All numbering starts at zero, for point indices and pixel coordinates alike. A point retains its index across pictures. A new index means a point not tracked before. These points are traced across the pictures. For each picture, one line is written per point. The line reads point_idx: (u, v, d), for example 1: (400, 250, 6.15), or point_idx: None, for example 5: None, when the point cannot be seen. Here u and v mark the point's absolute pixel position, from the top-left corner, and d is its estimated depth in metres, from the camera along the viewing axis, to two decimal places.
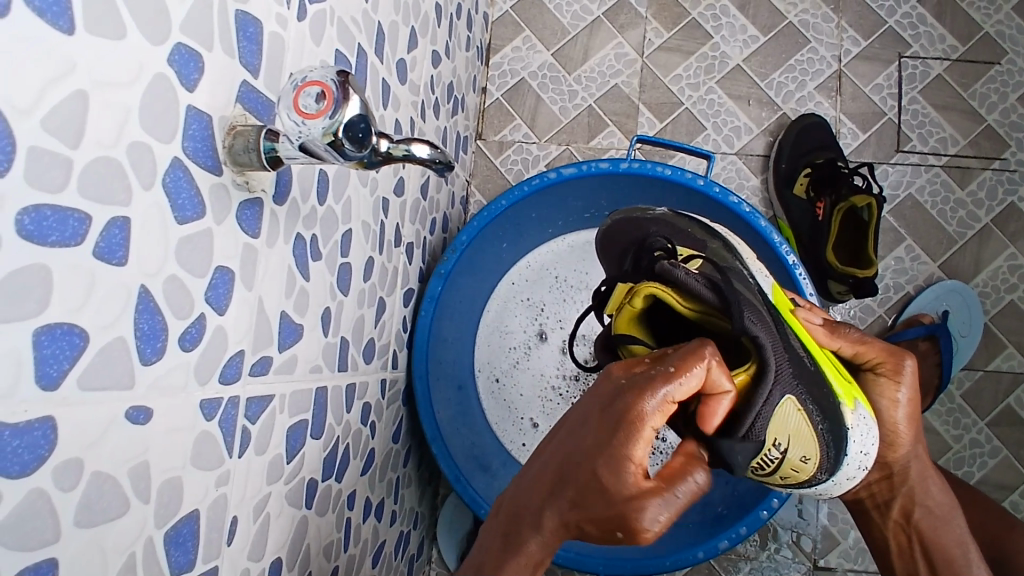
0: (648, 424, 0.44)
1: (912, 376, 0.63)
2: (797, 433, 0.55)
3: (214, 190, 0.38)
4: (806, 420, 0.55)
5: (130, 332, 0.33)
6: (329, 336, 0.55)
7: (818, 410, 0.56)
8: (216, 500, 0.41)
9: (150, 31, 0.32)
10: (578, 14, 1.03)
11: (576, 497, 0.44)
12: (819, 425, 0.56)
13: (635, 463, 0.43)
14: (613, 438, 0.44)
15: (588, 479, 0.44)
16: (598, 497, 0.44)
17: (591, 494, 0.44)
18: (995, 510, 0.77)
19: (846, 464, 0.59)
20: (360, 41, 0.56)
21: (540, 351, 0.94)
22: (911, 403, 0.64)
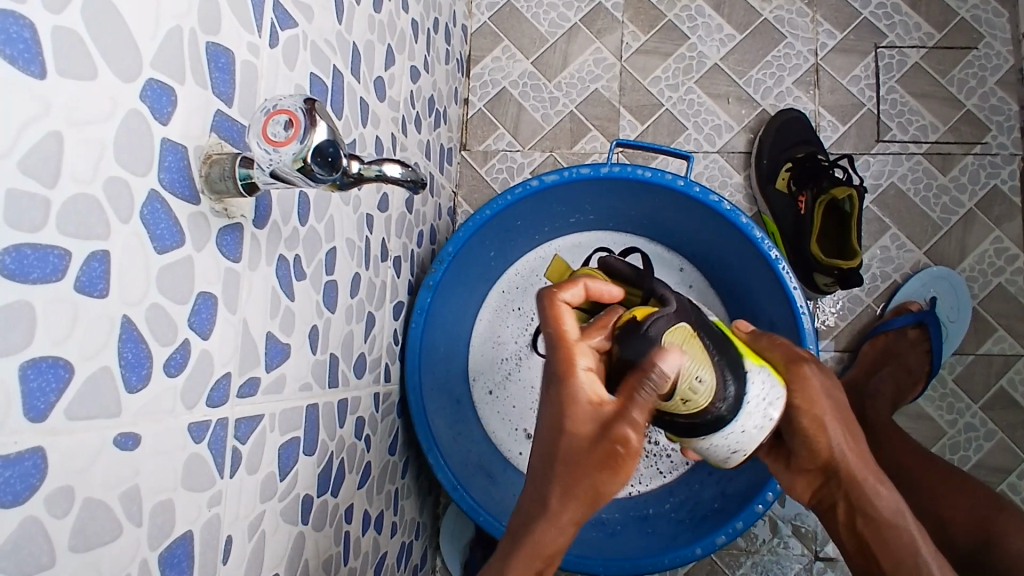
0: (572, 358, 0.56)
1: (815, 382, 0.65)
2: (693, 348, 0.58)
3: (193, 219, 0.39)
4: (702, 344, 0.59)
5: (115, 361, 0.34)
6: (317, 354, 0.56)
7: (715, 346, 0.60)
8: (209, 520, 0.42)
9: (122, 70, 0.33)
10: (555, 21, 1.04)
11: (560, 457, 0.54)
12: (717, 356, 0.59)
13: (587, 397, 0.54)
14: (558, 392, 0.55)
15: (559, 439, 0.54)
16: (575, 444, 0.54)
17: (569, 447, 0.54)
18: (993, 497, 0.75)
19: (746, 403, 0.61)
20: (335, 63, 0.57)
21: (531, 364, 0.94)
22: (823, 402, 0.65)
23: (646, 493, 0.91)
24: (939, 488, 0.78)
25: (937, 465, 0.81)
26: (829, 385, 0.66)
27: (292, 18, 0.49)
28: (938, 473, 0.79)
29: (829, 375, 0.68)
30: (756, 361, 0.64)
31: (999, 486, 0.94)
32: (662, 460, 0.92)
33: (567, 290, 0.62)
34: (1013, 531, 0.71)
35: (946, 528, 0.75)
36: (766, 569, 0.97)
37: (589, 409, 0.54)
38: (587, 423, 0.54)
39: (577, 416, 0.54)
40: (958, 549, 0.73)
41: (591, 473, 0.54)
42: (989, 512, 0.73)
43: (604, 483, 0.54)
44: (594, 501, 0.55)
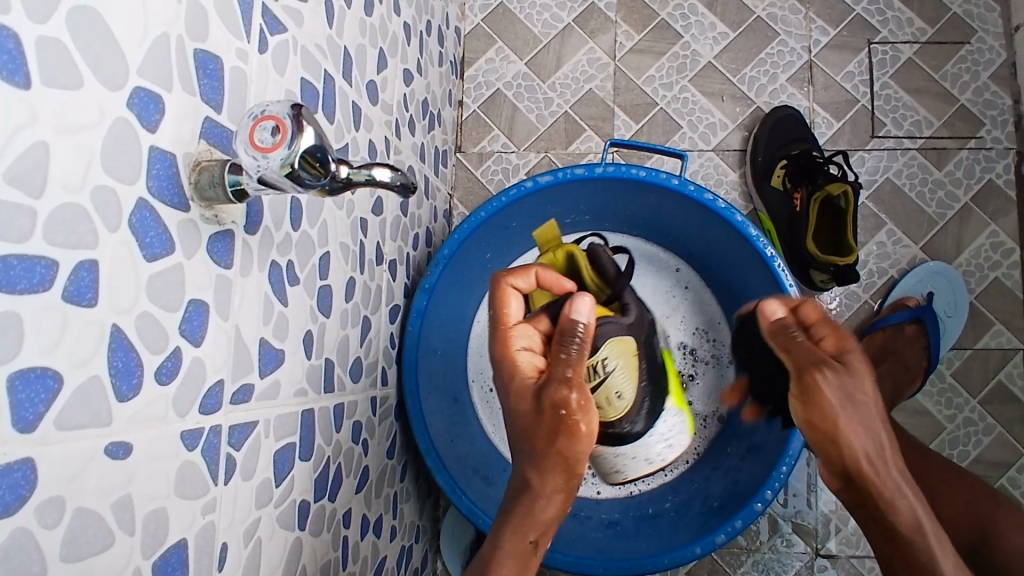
0: (511, 348, 0.65)
1: (839, 378, 0.61)
2: (626, 368, 0.79)
3: (183, 226, 0.39)
4: (636, 369, 0.81)
5: (105, 369, 0.34)
6: (312, 359, 0.56)
7: (649, 382, 0.84)
8: (204, 527, 0.42)
9: (108, 78, 0.33)
10: (549, 22, 1.04)
11: (524, 435, 0.60)
12: (643, 384, 0.83)
13: (526, 375, 0.62)
14: (505, 378, 0.63)
15: (518, 421, 0.60)
16: (528, 417, 0.60)
17: (527, 423, 0.60)
18: (991, 493, 0.76)
19: (653, 433, 0.86)
20: (326, 67, 0.57)
21: None
22: (844, 407, 0.60)
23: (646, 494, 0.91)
24: (937, 486, 0.78)
25: (930, 458, 0.81)
26: (850, 390, 0.61)
27: (281, 22, 0.49)
28: (933, 469, 0.79)
29: (858, 370, 0.62)
30: (678, 406, 0.89)
31: (999, 481, 0.94)
32: None
33: (518, 278, 0.71)
34: (1010, 526, 0.71)
35: (940, 521, 0.75)
36: (767, 568, 0.97)
37: (527, 380, 0.61)
38: (528, 392, 0.60)
39: (519, 389, 0.61)
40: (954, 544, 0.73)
41: (549, 435, 0.58)
42: (985, 509, 0.74)
43: (563, 443, 0.57)
44: (567, 465, 0.58)
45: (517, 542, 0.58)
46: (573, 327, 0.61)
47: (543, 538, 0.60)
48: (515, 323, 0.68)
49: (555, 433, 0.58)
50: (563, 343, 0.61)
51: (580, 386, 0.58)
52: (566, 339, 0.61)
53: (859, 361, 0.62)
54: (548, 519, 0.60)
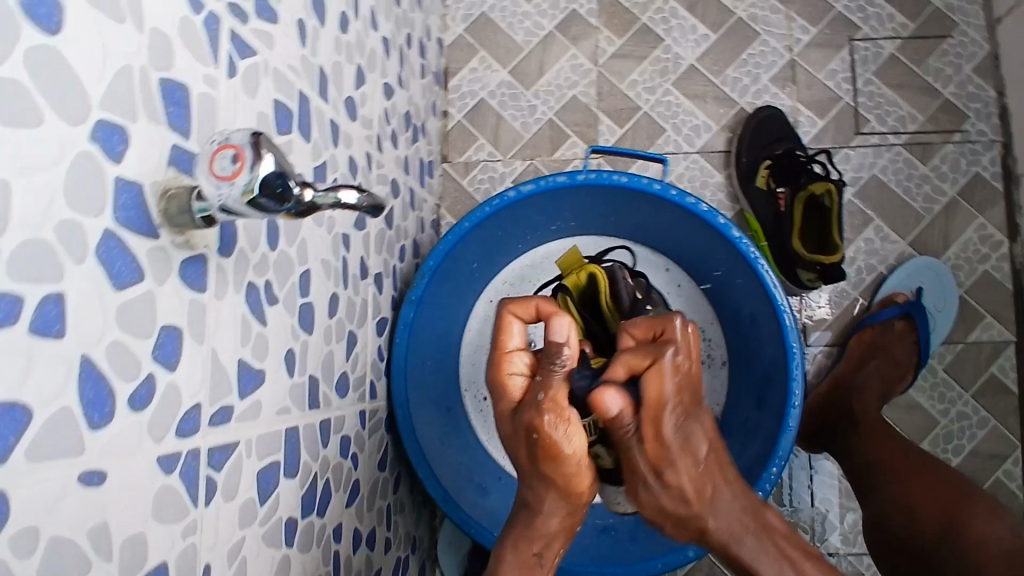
0: (506, 376, 0.62)
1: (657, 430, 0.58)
2: None
3: (152, 254, 0.40)
4: None
5: (75, 401, 0.34)
6: (294, 377, 0.56)
7: None
8: (185, 549, 0.43)
9: (68, 114, 0.34)
10: (530, 30, 1.04)
11: (520, 458, 0.61)
12: None
13: (512, 397, 0.61)
14: (497, 401, 0.62)
15: (513, 442, 0.61)
16: (516, 439, 0.60)
17: (518, 446, 0.61)
18: (964, 484, 0.76)
19: None
20: (300, 87, 0.58)
21: None
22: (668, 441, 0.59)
23: None
24: (912, 483, 0.78)
25: (909, 457, 0.81)
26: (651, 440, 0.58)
27: (251, 46, 0.50)
28: (910, 466, 0.80)
29: (684, 458, 0.60)
30: None
31: (995, 474, 0.94)
32: None
33: (521, 309, 0.63)
34: (980, 517, 0.72)
35: (914, 517, 0.76)
36: None
37: (510, 405, 0.61)
38: (509, 416, 0.61)
39: (503, 412, 0.62)
40: (925, 538, 0.74)
41: (534, 461, 0.60)
42: (955, 501, 0.74)
43: (546, 468, 0.59)
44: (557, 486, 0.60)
45: (522, 550, 0.63)
46: (556, 350, 0.59)
47: (549, 547, 0.64)
48: (512, 351, 0.63)
49: (538, 458, 0.59)
50: (544, 365, 0.59)
51: (552, 411, 0.56)
52: (545, 364, 0.59)
53: (682, 456, 0.60)
54: (556, 529, 0.63)
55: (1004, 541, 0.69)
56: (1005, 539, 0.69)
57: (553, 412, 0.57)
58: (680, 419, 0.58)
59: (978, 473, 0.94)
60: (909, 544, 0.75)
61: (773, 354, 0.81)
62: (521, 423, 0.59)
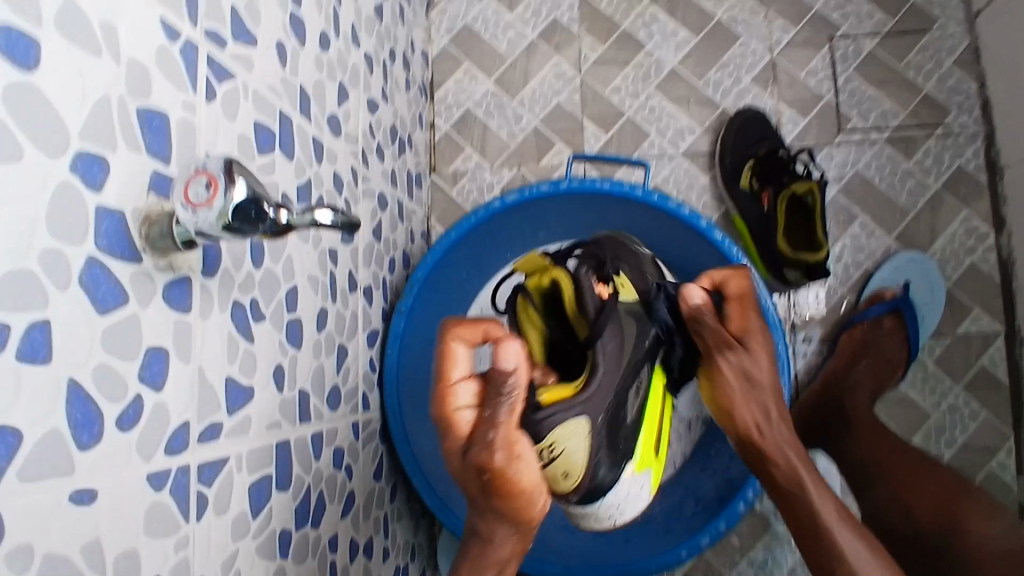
0: (451, 407, 0.58)
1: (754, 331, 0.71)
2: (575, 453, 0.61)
3: (135, 278, 0.41)
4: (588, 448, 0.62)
5: (64, 423, 0.35)
6: (285, 392, 0.57)
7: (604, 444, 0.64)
8: (177, 564, 0.44)
9: (48, 146, 0.35)
10: (514, 40, 1.06)
11: (469, 492, 0.60)
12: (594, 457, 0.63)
13: (460, 428, 0.58)
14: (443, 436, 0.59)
15: (461, 477, 0.59)
16: (466, 474, 0.58)
17: (467, 481, 0.58)
18: (958, 481, 0.79)
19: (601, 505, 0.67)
20: (282, 107, 0.59)
21: None
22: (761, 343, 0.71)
23: None
24: (905, 479, 0.80)
25: (906, 454, 0.83)
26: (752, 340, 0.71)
27: (229, 70, 0.51)
28: (906, 464, 0.82)
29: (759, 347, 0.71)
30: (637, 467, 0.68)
31: (988, 465, 0.94)
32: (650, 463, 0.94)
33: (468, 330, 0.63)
34: (976, 517, 0.75)
35: (911, 515, 0.78)
36: (763, 566, 0.97)
37: (458, 442, 0.58)
38: (457, 452, 0.58)
39: (450, 448, 0.59)
40: (923, 536, 0.76)
41: (486, 494, 0.58)
42: (952, 500, 0.77)
43: (502, 503, 0.58)
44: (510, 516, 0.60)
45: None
46: (503, 380, 0.57)
47: (503, 571, 0.64)
48: (457, 380, 0.60)
49: (492, 493, 0.58)
50: (493, 396, 0.57)
51: (506, 448, 0.56)
52: (494, 393, 0.57)
53: (759, 343, 0.71)
54: (508, 555, 0.63)
55: (998, 540, 0.72)
56: (1002, 537, 0.72)
57: (504, 448, 0.56)
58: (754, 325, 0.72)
59: (971, 464, 0.94)
60: (908, 540, 0.77)
61: None
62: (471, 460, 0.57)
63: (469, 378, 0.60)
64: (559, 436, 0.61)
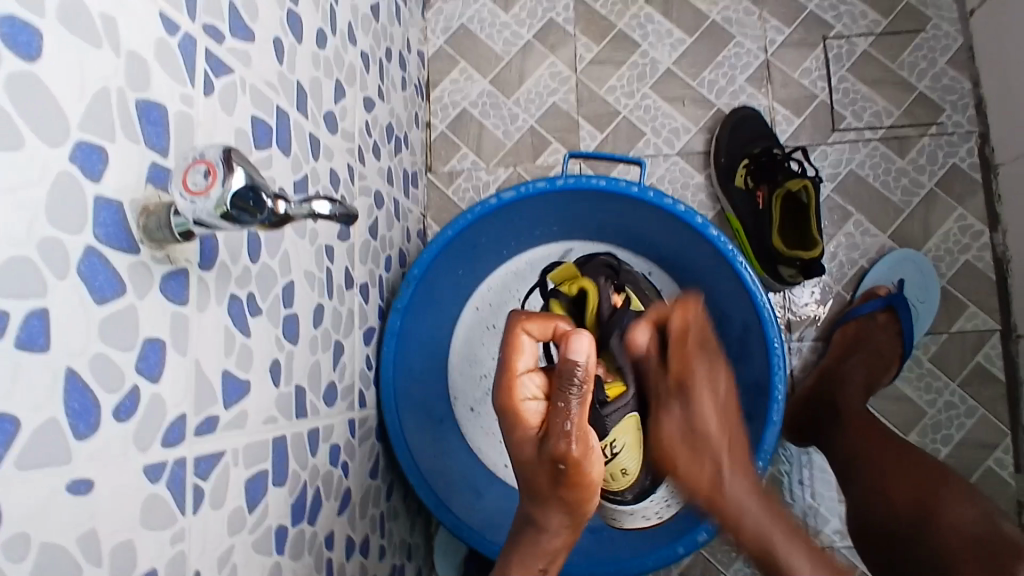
0: (515, 399, 0.64)
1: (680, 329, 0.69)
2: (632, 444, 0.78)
3: (133, 268, 0.41)
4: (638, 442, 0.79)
5: (61, 411, 0.35)
6: (281, 387, 0.57)
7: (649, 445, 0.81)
8: (174, 556, 0.44)
9: (48, 134, 0.35)
10: (509, 40, 1.06)
11: (528, 480, 0.62)
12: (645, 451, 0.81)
13: (529, 422, 0.62)
14: (508, 425, 0.63)
15: (524, 468, 0.62)
16: (535, 464, 0.61)
17: (534, 472, 0.61)
18: (942, 470, 0.77)
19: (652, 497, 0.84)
20: (279, 103, 0.59)
21: None
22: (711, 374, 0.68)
23: None
24: (887, 469, 0.79)
25: (892, 446, 0.82)
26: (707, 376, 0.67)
27: (226, 65, 0.51)
28: (891, 453, 0.81)
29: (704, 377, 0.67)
30: None
31: (985, 462, 0.95)
32: None
33: (534, 324, 0.69)
34: (954, 503, 0.72)
35: (891, 504, 0.77)
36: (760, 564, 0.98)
37: (528, 432, 0.62)
38: (529, 441, 0.61)
39: (522, 438, 0.62)
40: (902, 524, 0.74)
41: (556, 484, 0.61)
42: (932, 487, 0.75)
43: (565, 491, 0.60)
44: (571, 506, 0.62)
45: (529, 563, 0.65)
46: (572, 372, 0.57)
47: (553, 560, 0.67)
48: (523, 371, 0.66)
49: (560, 483, 0.60)
50: (564, 389, 0.58)
51: (581, 441, 0.58)
52: (565, 386, 0.58)
53: (698, 371, 0.68)
54: (558, 546, 0.65)
55: (971, 528, 0.69)
56: (978, 524, 0.70)
57: (579, 441, 0.58)
58: (699, 356, 0.68)
59: (967, 461, 0.95)
60: (886, 527, 0.76)
61: (757, 350, 0.82)
62: (545, 451, 0.60)
63: (533, 370, 0.67)
64: (618, 434, 0.77)
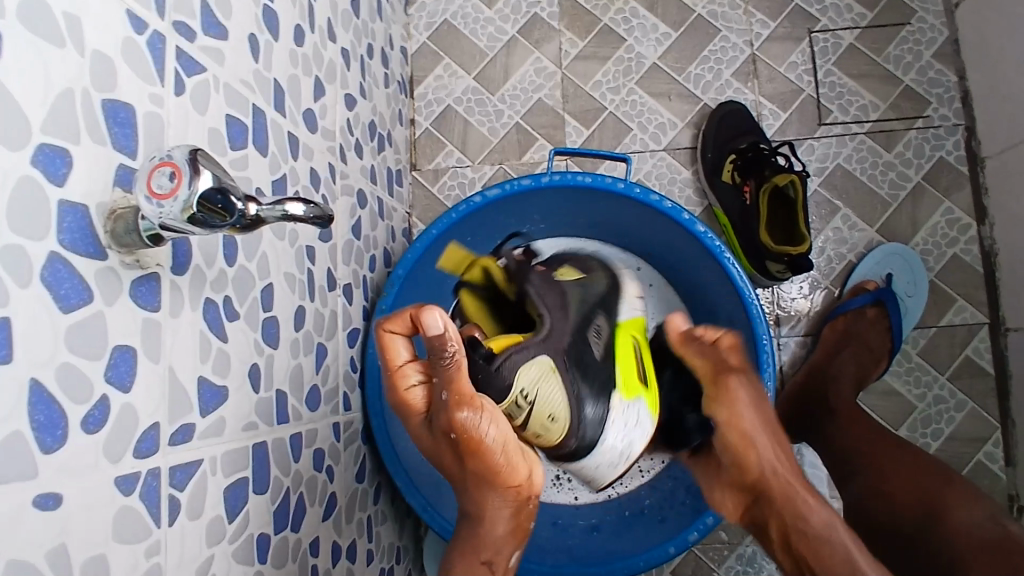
0: (398, 390, 0.61)
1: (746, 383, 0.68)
2: (546, 385, 0.67)
3: (100, 275, 0.39)
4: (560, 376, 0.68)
5: (26, 425, 0.34)
6: (261, 393, 0.56)
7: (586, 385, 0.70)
8: (149, 570, 0.42)
9: (9, 138, 0.34)
10: (493, 35, 1.05)
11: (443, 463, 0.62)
12: (575, 387, 0.69)
13: (415, 409, 0.61)
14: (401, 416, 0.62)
15: (435, 451, 0.62)
16: (439, 449, 0.62)
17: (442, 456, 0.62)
18: (942, 469, 0.76)
19: (606, 441, 0.71)
20: (254, 102, 0.58)
21: None
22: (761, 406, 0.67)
23: None
24: (888, 469, 0.78)
25: (890, 444, 0.81)
26: (755, 398, 0.67)
27: (198, 63, 0.50)
28: (890, 451, 0.80)
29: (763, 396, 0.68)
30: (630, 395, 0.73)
31: (974, 456, 0.95)
32: None
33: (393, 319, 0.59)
34: (960, 505, 0.71)
35: (891, 502, 0.75)
36: (751, 561, 0.97)
37: (418, 418, 0.61)
38: (422, 429, 0.61)
39: (414, 423, 0.61)
40: (904, 521, 0.73)
41: (460, 459, 0.60)
42: (934, 487, 0.74)
43: (476, 465, 0.60)
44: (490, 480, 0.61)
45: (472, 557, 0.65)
46: (434, 347, 0.55)
47: (497, 553, 0.66)
48: (403, 362, 0.61)
49: (463, 458, 0.59)
50: (439, 363, 0.57)
51: (468, 409, 0.56)
52: (440, 365, 0.56)
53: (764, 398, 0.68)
54: (503, 533, 0.65)
55: (980, 531, 0.68)
56: (986, 526, 0.68)
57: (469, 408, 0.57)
58: (751, 398, 0.67)
59: (958, 455, 0.95)
60: (886, 525, 0.75)
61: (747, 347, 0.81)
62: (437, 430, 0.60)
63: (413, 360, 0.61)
64: (524, 382, 0.66)
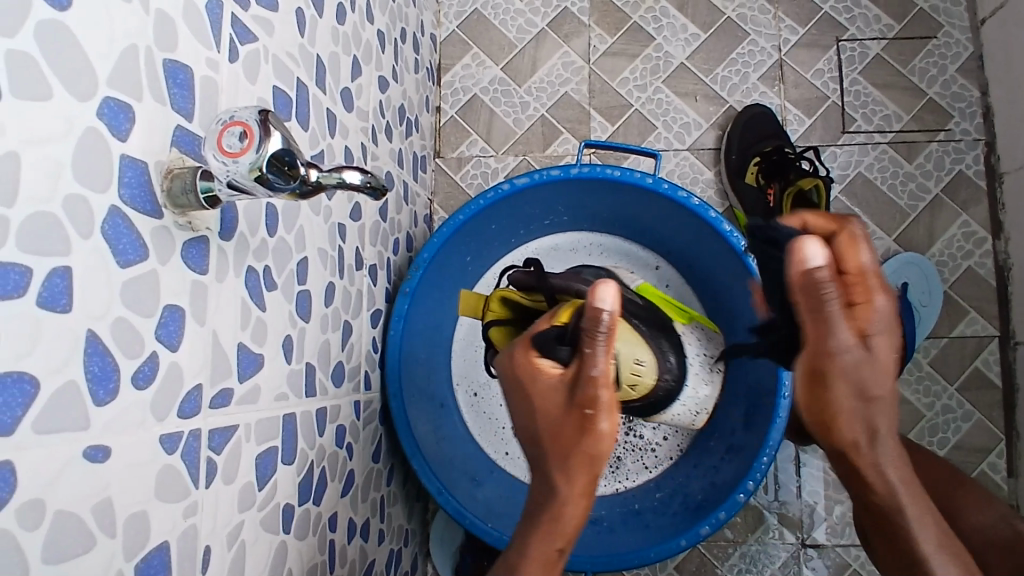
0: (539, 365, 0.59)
1: (845, 372, 0.50)
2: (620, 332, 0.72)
3: (156, 233, 0.40)
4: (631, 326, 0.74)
5: (81, 375, 0.34)
6: (292, 363, 0.56)
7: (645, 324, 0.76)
8: (185, 530, 0.43)
9: (77, 89, 0.34)
10: (523, 27, 1.05)
11: (537, 445, 0.57)
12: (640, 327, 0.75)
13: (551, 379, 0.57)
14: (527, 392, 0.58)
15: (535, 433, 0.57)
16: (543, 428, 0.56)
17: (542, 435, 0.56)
18: (954, 470, 0.77)
19: (689, 367, 0.79)
20: (299, 75, 0.58)
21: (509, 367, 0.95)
22: (857, 389, 0.51)
23: (630, 491, 0.92)
24: None
25: (905, 446, 0.82)
26: (859, 379, 0.51)
27: (251, 32, 0.50)
28: (900, 454, 0.81)
29: (881, 358, 0.51)
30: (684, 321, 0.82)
31: (979, 466, 0.95)
32: (647, 455, 0.94)
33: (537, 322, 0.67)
34: (971, 504, 0.72)
35: None
36: (754, 561, 0.98)
37: (546, 386, 0.57)
38: (550, 402, 0.56)
39: (540, 392, 0.57)
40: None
41: (562, 448, 0.54)
42: (945, 487, 0.75)
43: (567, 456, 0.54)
44: (592, 463, 0.54)
45: (546, 544, 0.56)
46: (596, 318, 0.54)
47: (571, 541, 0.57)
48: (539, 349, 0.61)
49: (569, 441, 0.54)
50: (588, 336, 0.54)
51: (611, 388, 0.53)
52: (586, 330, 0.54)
53: (877, 375, 0.50)
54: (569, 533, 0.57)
55: (991, 529, 0.69)
56: (997, 526, 0.69)
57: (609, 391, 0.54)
58: (857, 378, 0.51)
59: (963, 465, 0.95)
60: None
61: None
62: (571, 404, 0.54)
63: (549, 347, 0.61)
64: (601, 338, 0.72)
